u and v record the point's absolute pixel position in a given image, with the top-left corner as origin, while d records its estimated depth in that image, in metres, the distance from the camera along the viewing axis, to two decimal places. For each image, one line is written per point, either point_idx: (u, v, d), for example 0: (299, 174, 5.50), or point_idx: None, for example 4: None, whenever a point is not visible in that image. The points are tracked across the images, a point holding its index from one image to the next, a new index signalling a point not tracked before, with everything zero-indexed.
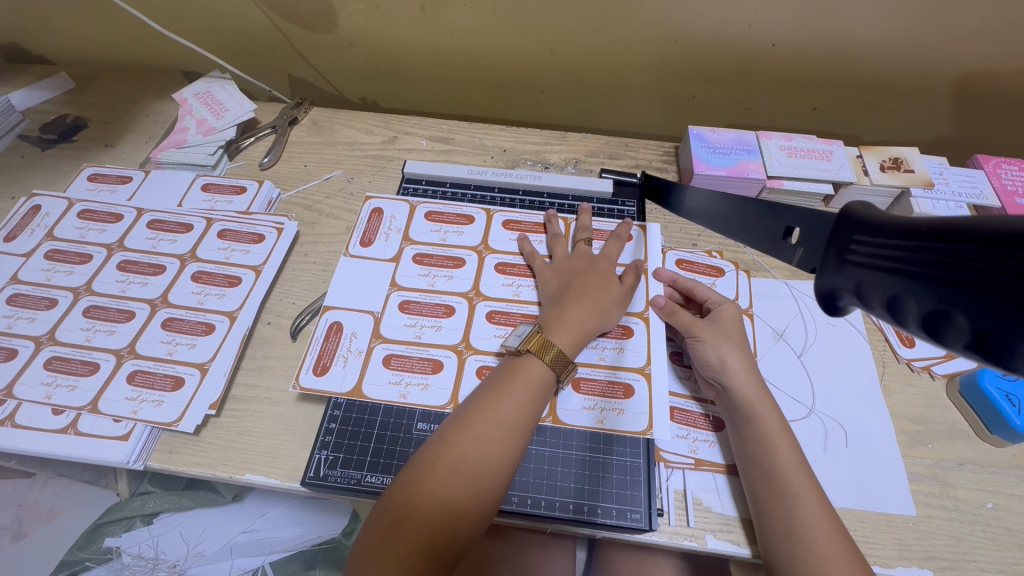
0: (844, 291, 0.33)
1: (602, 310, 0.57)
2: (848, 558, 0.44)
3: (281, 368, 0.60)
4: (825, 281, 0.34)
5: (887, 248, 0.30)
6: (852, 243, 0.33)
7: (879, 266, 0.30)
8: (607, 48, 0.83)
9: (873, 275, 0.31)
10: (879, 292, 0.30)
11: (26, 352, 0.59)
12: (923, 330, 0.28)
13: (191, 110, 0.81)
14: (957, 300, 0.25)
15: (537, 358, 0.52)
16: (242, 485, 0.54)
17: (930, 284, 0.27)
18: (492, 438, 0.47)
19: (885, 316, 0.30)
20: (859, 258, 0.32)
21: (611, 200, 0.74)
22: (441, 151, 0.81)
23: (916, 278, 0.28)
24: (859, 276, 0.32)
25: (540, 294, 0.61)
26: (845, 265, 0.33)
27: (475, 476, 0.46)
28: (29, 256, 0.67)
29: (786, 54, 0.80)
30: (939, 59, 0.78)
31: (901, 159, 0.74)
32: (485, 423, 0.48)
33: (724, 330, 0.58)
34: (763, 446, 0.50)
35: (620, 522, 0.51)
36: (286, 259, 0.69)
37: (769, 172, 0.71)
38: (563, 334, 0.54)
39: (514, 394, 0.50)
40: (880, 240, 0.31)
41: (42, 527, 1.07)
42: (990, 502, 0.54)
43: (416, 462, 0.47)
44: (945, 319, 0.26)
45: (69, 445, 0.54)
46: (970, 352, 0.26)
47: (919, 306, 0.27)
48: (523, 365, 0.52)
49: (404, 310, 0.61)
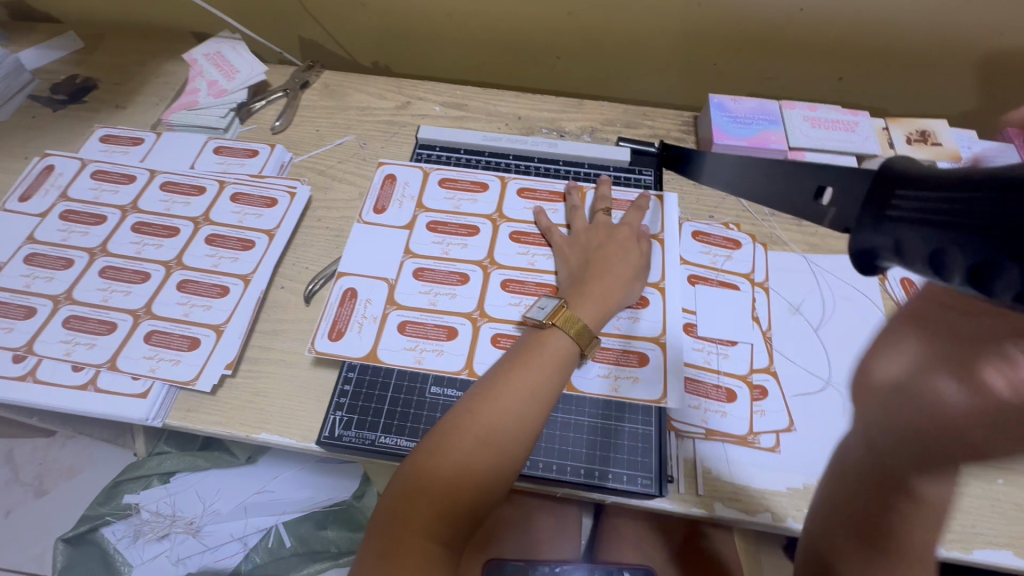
0: (881, 249, 0.32)
1: (623, 282, 0.57)
2: None
3: (295, 332, 0.61)
4: (858, 239, 0.33)
5: (933, 202, 0.29)
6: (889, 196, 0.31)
7: (924, 221, 0.29)
8: (627, 12, 0.80)
9: (915, 231, 0.29)
10: (922, 249, 0.29)
11: (45, 310, 0.60)
12: (979, 286, 0.27)
13: (202, 71, 0.80)
14: (1008, 252, 0.26)
15: (562, 330, 0.52)
16: (259, 443, 0.55)
17: (978, 236, 0.27)
18: (518, 412, 0.47)
19: (933, 274, 0.29)
20: (900, 212, 0.30)
21: (628, 169, 0.72)
22: (454, 118, 0.80)
23: (960, 230, 0.27)
24: (899, 233, 0.30)
25: (559, 267, 0.61)
26: (883, 221, 0.31)
27: (499, 447, 0.46)
28: (44, 217, 0.67)
29: (813, 20, 0.77)
30: (973, 28, 0.75)
31: (929, 132, 0.72)
32: (512, 396, 0.48)
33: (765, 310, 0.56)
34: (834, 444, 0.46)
35: (630, 487, 0.51)
36: (299, 223, 0.69)
37: (791, 143, 0.70)
38: (586, 307, 0.54)
39: (540, 367, 0.50)
40: (924, 191, 0.29)
41: (63, 483, 1.11)
42: (1000, 477, 0.54)
43: (441, 428, 0.47)
44: (996, 272, 0.26)
45: (90, 400, 0.55)
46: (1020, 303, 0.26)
47: (977, 263, 0.27)
48: (548, 337, 0.52)
49: (419, 277, 0.61)
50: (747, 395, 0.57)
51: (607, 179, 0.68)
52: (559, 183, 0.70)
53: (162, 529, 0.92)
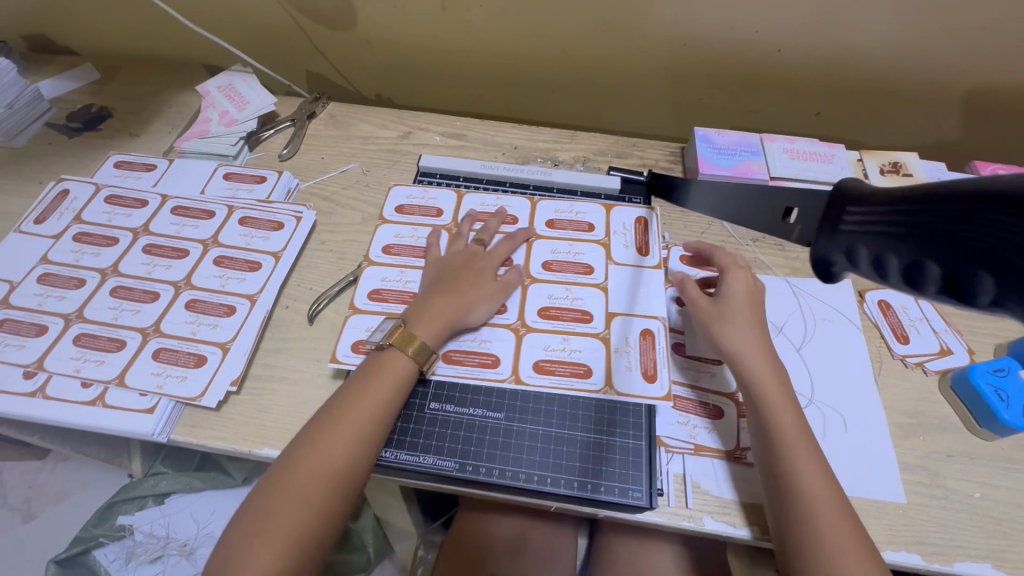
0: (836, 255, 0.39)
1: (466, 303, 0.60)
2: (852, 539, 0.47)
3: (299, 350, 0.63)
4: (822, 248, 0.41)
5: (876, 218, 0.36)
6: (845, 214, 0.39)
7: (869, 232, 0.36)
8: (617, 51, 0.86)
9: (862, 240, 0.37)
10: (870, 256, 0.36)
11: (56, 328, 0.62)
12: (932, 291, 0.33)
13: (214, 102, 0.84)
14: (926, 252, 0.32)
15: (398, 350, 0.56)
16: (261, 458, 0.56)
17: (911, 241, 0.33)
18: (357, 435, 0.51)
19: (875, 275, 0.36)
20: (851, 225, 0.38)
21: (619, 196, 0.76)
22: (454, 147, 0.84)
23: (897, 237, 0.34)
24: (852, 242, 0.38)
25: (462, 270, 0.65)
26: (838, 232, 0.39)
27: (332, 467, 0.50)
28: (58, 238, 0.69)
29: (790, 60, 0.83)
30: (938, 66, 0.80)
31: (901, 164, 0.76)
32: (356, 416, 0.52)
33: (736, 304, 0.60)
34: (778, 447, 0.52)
35: (622, 499, 0.53)
36: (304, 246, 0.71)
37: (772, 173, 0.74)
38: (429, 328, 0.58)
39: (381, 386, 0.54)
40: (871, 207, 0.37)
41: (54, 507, 1.10)
42: (977, 492, 0.56)
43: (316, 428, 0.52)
44: (920, 271, 0.33)
45: (98, 416, 0.56)
46: (943, 294, 0.32)
47: (899, 261, 0.34)
48: (387, 358, 0.56)
49: (377, 297, 0.64)
50: (733, 410, 0.59)
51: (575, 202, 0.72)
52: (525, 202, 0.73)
53: (156, 551, 0.91)
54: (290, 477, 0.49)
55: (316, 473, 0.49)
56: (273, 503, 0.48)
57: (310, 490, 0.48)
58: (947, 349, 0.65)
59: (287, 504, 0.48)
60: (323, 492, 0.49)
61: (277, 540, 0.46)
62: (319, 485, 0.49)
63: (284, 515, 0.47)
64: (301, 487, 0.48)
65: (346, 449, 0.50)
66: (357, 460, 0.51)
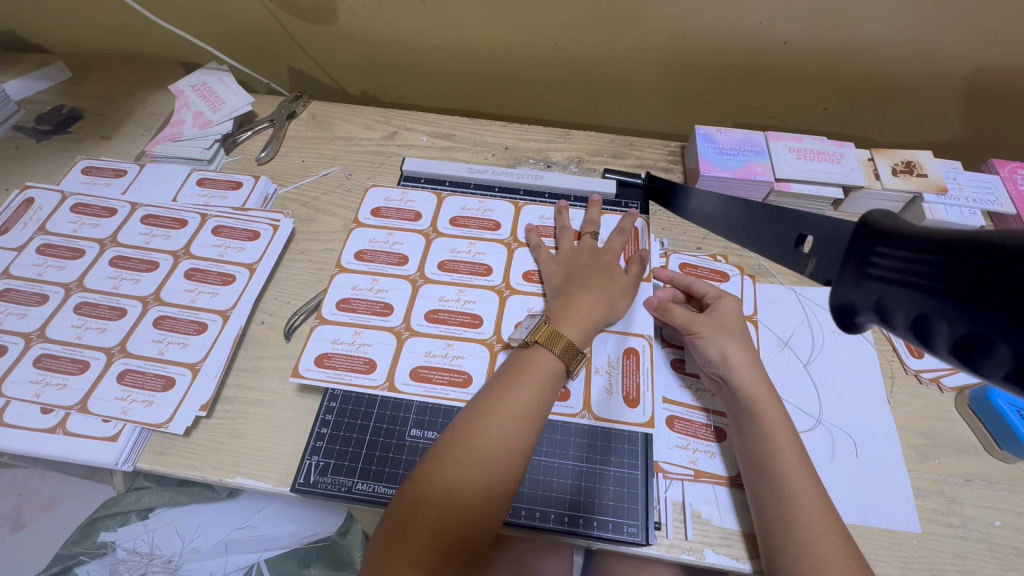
0: (865, 306, 0.32)
1: (608, 299, 0.57)
2: (844, 561, 0.43)
3: (273, 369, 0.59)
4: (846, 294, 0.34)
5: (909, 262, 0.29)
6: (875, 255, 0.32)
7: (903, 280, 0.29)
8: (613, 44, 0.81)
9: (900, 292, 0.29)
10: (905, 312, 0.29)
11: (16, 349, 0.58)
12: (955, 354, 0.26)
13: (188, 102, 0.80)
14: (992, 327, 0.24)
15: (546, 348, 0.51)
16: (233, 488, 0.53)
17: (968, 309, 0.25)
18: (505, 438, 0.46)
19: (912, 337, 0.29)
20: (880, 271, 0.31)
21: (615, 201, 0.72)
22: (441, 148, 0.79)
23: (948, 299, 0.26)
24: (881, 291, 0.31)
25: (544, 285, 0.61)
26: (865, 278, 0.32)
27: (485, 481, 0.44)
28: (21, 251, 0.66)
29: (797, 52, 0.78)
30: (955, 58, 0.75)
31: (914, 163, 0.72)
32: (506, 418, 0.47)
33: (723, 323, 0.57)
34: (767, 451, 0.49)
35: (616, 536, 0.49)
36: (282, 256, 0.68)
37: (778, 174, 0.69)
38: (571, 325, 0.54)
39: (522, 389, 0.49)
40: (903, 252, 0.30)
41: (41, 518, 1.08)
42: (997, 520, 0.52)
43: (445, 444, 0.46)
44: (985, 348, 0.24)
45: (58, 445, 0.53)
46: (1009, 383, 0.24)
47: (950, 330, 0.26)
48: (534, 355, 0.51)
49: (345, 307, 0.60)
50: None
51: (563, 207, 0.68)
52: (507, 206, 0.69)
53: (138, 569, 0.88)
54: (428, 472, 0.45)
55: (460, 467, 0.45)
56: (427, 498, 0.43)
57: (459, 484, 0.44)
58: None
59: (449, 498, 0.43)
60: (485, 484, 0.44)
61: (426, 537, 0.42)
62: (463, 479, 0.44)
63: (445, 508, 0.43)
64: (455, 480, 0.44)
65: (502, 442, 0.46)
66: (511, 453, 0.46)
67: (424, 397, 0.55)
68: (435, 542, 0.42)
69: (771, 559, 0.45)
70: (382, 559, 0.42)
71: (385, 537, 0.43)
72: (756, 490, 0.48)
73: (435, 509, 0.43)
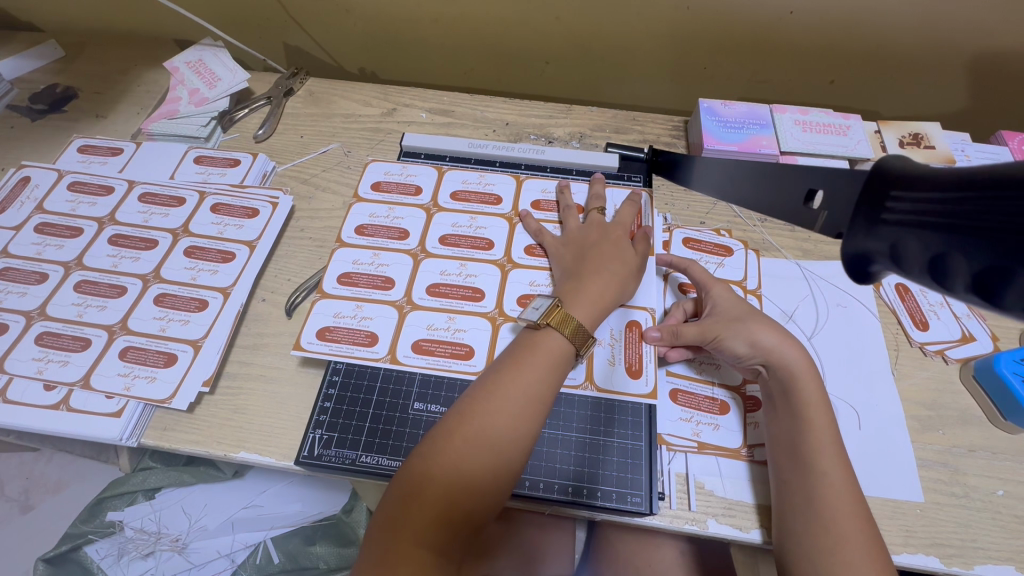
0: (878, 253, 0.32)
1: (621, 280, 0.56)
2: (864, 539, 0.43)
3: (275, 346, 0.59)
4: (858, 243, 0.33)
5: (925, 205, 0.29)
6: (888, 200, 0.32)
7: (920, 224, 0.29)
8: (615, 16, 0.79)
9: (914, 236, 0.30)
10: (921, 255, 0.29)
11: (17, 327, 0.58)
12: (974, 290, 0.27)
13: (183, 79, 0.78)
14: (1016, 258, 0.25)
15: (556, 330, 0.50)
16: (237, 462, 0.53)
17: (991, 242, 0.26)
18: (513, 418, 0.46)
19: (930, 280, 0.29)
20: (895, 216, 0.31)
21: (617, 175, 0.71)
22: (441, 124, 0.78)
23: (970, 233, 0.27)
24: (897, 236, 0.31)
25: (553, 265, 0.60)
26: (878, 225, 0.32)
27: (492, 460, 0.44)
28: (19, 230, 0.65)
29: (804, 22, 0.76)
30: (966, 27, 0.73)
31: (922, 135, 0.71)
32: (513, 398, 0.47)
33: (730, 314, 0.55)
34: (800, 429, 0.49)
35: (620, 505, 0.49)
36: (281, 233, 0.67)
37: (782, 147, 0.69)
38: (582, 307, 0.53)
39: (530, 369, 0.48)
40: (920, 196, 0.30)
41: (49, 499, 1.09)
42: (1000, 489, 0.52)
43: (452, 421, 0.46)
44: (1007, 281, 0.25)
45: (62, 421, 0.53)
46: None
47: (970, 267, 0.27)
48: (542, 337, 0.50)
49: (347, 282, 0.60)
50: (739, 406, 0.55)
51: (566, 185, 0.67)
52: (509, 179, 0.68)
53: (147, 547, 0.90)
54: (437, 451, 0.44)
55: (470, 447, 0.44)
56: (436, 474, 0.43)
57: (469, 464, 0.44)
58: (969, 335, 0.60)
59: (459, 477, 0.43)
60: (492, 466, 0.44)
61: (434, 515, 0.42)
62: (473, 460, 0.44)
63: (453, 487, 0.43)
64: (464, 460, 0.44)
65: (512, 423, 0.46)
66: (520, 436, 0.46)
67: (427, 369, 0.55)
68: (443, 520, 0.42)
69: (785, 529, 0.46)
70: (388, 536, 0.41)
71: (393, 512, 0.42)
72: (780, 465, 0.48)
73: (441, 484, 0.43)
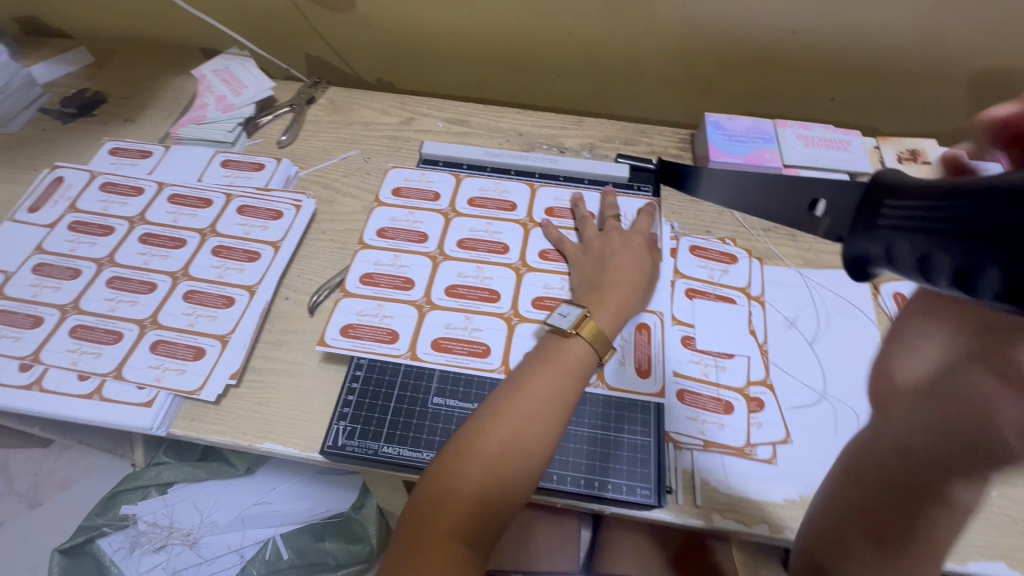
0: (876, 253, 0.40)
1: (638, 290, 0.59)
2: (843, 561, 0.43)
3: (298, 342, 0.61)
4: (864, 246, 0.42)
5: (912, 212, 0.37)
6: (886, 210, 0.40)
7: (906, 228, 0.37)
8: (625, 33, 0.83)
9: (905, 239, 0.37)
10: (907, 253, 0.36)
11: (52, 320, 0.60)
12: (950, 283, 0.32)
13: (210, 86, 0.82)
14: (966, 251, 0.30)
15: (580, 336, 0.53)
16: (262, 453, 0.55)
17: (955, 240, 0.31)
18: (541, 421, 0.49)
19: (915, 274, 0.36)
20: (890, 222, 0.39)
21: (627, 184, 0.74)
22: (457, 133, 0.81)
23: (937, 234, 0.33)
24: (890, 240, 0.39)
25: (572, 274, 0.62)
26: (878, 230, 0.40)
27: (522, 460, 0.47)
28: (53, 227, 0.68)
29: (807, 42, 0.80)
30: (961, 49, 0.77)
31: (919, 151, 0.74)
32: (540, 402, 0.49)
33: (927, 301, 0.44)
34: None
35: (630, 498, 0.52)
36: (304, 234, 0.70)
37: (786, 160, 0.72)
38: (604, 316, 0.56)
39: (556, 375, 0.51)
40: (908, 203, 0.38)
41: (59, 495, 1.10)
42: (993, 489, 0.54)
43: (482, 422, 0.48)
44: (967, 274, 0.30)
45: (95, 409, 0.55)
46: (1000, 300, 0.28)
47: (944, 263, 0.32)
48: (566, 344, 0.53)
49: (369, 282, 0.62)
50: (744, 407, 0.57)
51: (579, 195, 0.70)
52: (525, 186, 0.71)
53: (159, 541, 0.91)
54: (469, 451, 0.46)
55: (501, 448, 0.47)
56: (469, 472, 0.46)
57: (500, 464, 0.46)
58: None
59: (491, 476, 0.45)
60: (521, 468, 0.46)
61: (467, 512, 0.44)
62: (504, 460, 0.46)
63: (485, 486, 0.45)
64: (494, 461, 0.46)
65: (540, 425, 0.48)
66: (546, 438, 0.48)
67: (446, 366, 0.57)
68: (474, 516, 0.44)
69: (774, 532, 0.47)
70: (422, 531, 0.43)
71: (427, 506, 0.44)
72: None
73: (474, 482, 0.45)
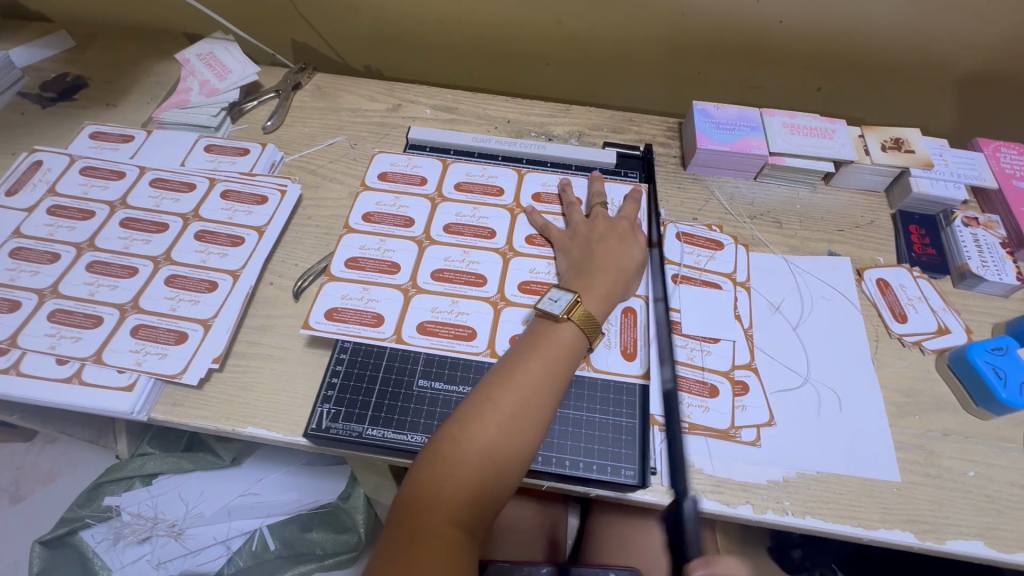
0: None
1: (624, 275, 0.59)
2: None
3: (283, 326, 0.61)
4: None
5: None
6: None
7: None
8: (614, 21, 0.83)
9: None
10: None
11: (29, 304, 0.59)
12: None
13: (194, 71, 0.80)
14: None
15: (572, 322, 0.53)
16: (244, 437, 0.54)
17: None
18: (534, 407, 0.49)
19: None
20: None
21: (615, 170, 0.74)
22: (445, 120, 0.81)
23: None
24: None
25: (559, 259, 0.62)
26: None
27: (515, 446, 0.47)
28: (31, 212, 0.67)
29: (794, 32, 0.80)
30: (946, 40, 0.78)
31: (903, 139, 0.74)
32: (533, 388, 0.49)
33: None
34: None
35: (614, 478, 0.52)
36: (290, 219, 0.69)
37: (771, 148, 0.72)
38: (594, 301, 0.56)
39: (548, 361, 0.51)
40: None
41: (40, 489, 1.08)
42: (972, 470, 0.55)
43: (474, 408, 0.48)
44: None
45: (73, 393, 0.54)
46: None
47: None
48: (558, 329, 0.53)
49: (354, 266, 0.62)
50: (729, 391, 0.58)
51: (567, 181, 0.70)
52: (512, 173, 0.71)
53: (144, 532, 0.91)
54: (463, 437, 0.46)
55: (495, 434, 0.46)
56: (463, 459, 0.45)
57: (494, 450, 0.46)
58: (945, 328, 0.64)
59: (485, 463, 0.45)
60: (515, 453, 0.47)
61: (461, 498, 0.44)
62: (497, 447, 0.46)
63: (480, 472, 0.45)
64: (488, 447, 0.46)
65: (533, 411, 0.48)
66: (538, 423, 0.49)
67: (432, 349, 0.57)
68: (470, 501, 0.44)
69: None
70: (417, 518, 0.43)
71: (422, 495, 0.44)
72: None
73: (467, 469, 0.45)
